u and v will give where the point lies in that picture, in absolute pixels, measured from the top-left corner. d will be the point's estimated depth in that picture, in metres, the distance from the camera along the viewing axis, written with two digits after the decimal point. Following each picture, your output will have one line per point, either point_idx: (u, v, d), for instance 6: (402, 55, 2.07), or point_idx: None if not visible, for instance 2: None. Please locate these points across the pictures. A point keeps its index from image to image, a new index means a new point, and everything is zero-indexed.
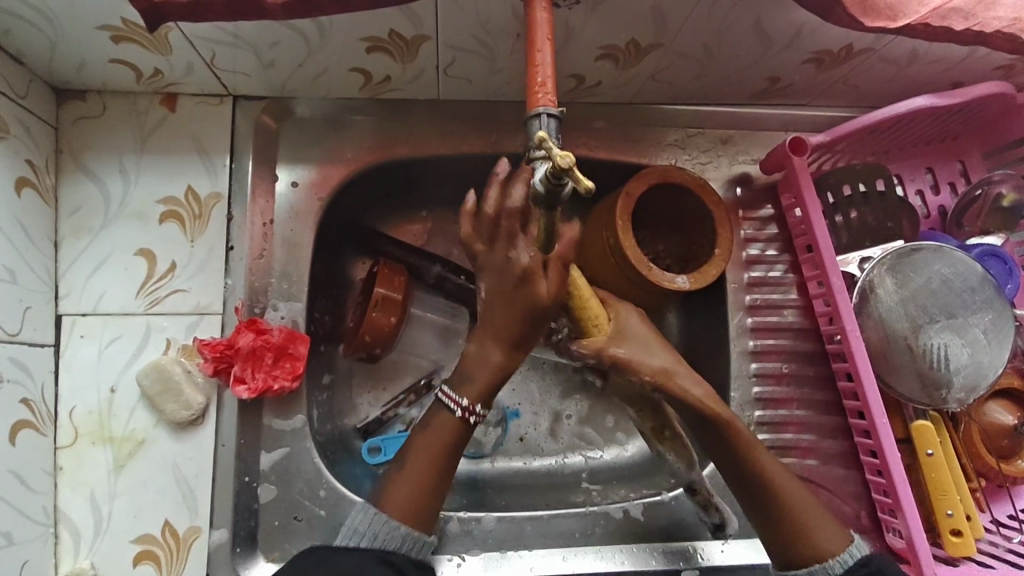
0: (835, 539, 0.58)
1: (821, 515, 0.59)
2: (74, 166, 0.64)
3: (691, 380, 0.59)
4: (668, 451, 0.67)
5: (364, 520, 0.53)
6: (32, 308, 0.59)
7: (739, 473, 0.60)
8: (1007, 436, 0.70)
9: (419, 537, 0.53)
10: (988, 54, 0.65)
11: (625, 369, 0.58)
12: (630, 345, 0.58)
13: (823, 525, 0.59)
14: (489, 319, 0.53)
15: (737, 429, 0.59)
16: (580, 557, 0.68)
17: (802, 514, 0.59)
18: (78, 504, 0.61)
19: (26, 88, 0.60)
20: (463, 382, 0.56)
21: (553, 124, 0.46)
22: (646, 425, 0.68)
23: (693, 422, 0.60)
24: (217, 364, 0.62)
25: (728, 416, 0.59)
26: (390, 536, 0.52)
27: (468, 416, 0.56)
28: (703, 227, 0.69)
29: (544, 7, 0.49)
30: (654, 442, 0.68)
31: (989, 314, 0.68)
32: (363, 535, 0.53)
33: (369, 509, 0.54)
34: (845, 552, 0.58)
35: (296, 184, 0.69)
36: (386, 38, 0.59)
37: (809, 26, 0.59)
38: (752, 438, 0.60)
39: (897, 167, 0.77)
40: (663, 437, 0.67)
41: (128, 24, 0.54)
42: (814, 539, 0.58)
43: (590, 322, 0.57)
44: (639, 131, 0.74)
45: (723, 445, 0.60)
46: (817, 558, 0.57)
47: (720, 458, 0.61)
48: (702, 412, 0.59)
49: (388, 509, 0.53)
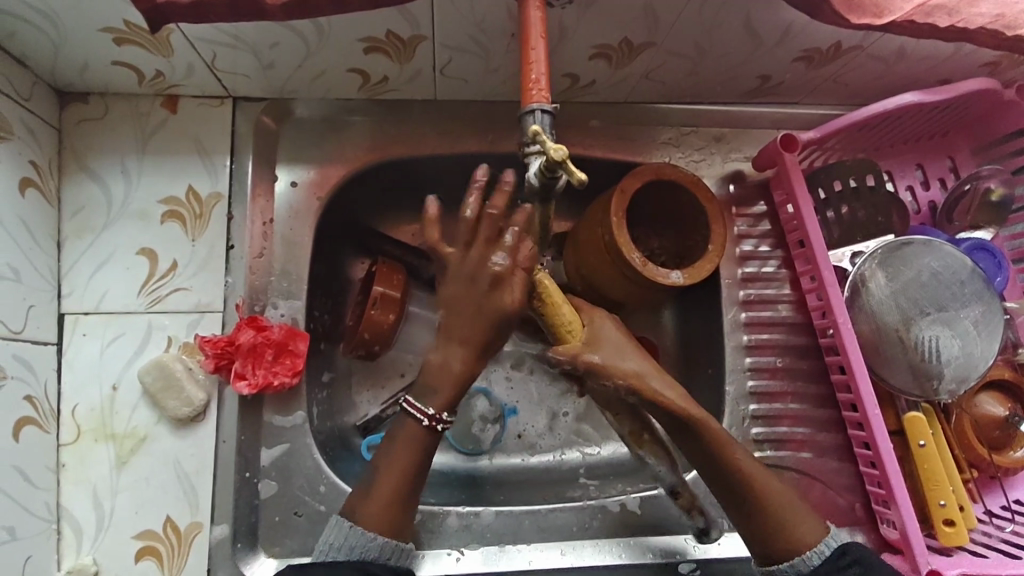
0: (816, 532, 0.60)
1: (802, 512, 0.61)
2: (76, 167, 0.65)
3: (663, 382, 0.59)
4: (649, 455, 0.66)
5: (340, 536, 0.55)
6: (36, 306, 0.60)
7: (719, 478, 0.61)
8: (999, 427, 0.71)
9: (395, 546, 0.57)
10: (974, 51, 0.67)
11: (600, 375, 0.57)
12: (605, 350, 0.58)
13: (799, 517, 0.60)
14: (451, 326, 0.56)
15: (714, 432, 0.60)
16: (578, 551, 0.69)
17: (784, 509, 0.60)
18: (80, 502, 0.61)
19: (30, 90, 0.61)
20: (428, 393, 0.58)
21: (547, 120, 0.47)
22: (624, 430, 0.66)
23: (674, 426, 0.60)
24: (218, 360, 0.63)
25: (703, 418, 0.60)
26: (369, 548, 0.55)
27: (434, 425, 0.58)
28: (696, 223, 0.70)
29: (538, 6, 0.50)
30: (633, 447, 0.66)
31: (979, 306, 0.69)
32: (341, 548, 0.55)
33: (343, 524, 0.56)
34: (823, 543, 0.59)
35: (295, 184, 0.70)
36: (384, 39, 0.60)
37: (797, 24, 0.60)
38: (734, 444, 0.61)
39: (887, 164, 0.79)
40: (643, 441, 0.66)
41: (130, 26, 0.55)
42: (795, 533, 0.59)
43: (563, 327, 0.57)
44: (633, 130, 0.76)
45: (699, 446, 0.60)
46: (800, 551, 0.59)
47: (698, 461, 0.61)
48: (682, 415, 0.59)
49: (364, 521, 0.56)
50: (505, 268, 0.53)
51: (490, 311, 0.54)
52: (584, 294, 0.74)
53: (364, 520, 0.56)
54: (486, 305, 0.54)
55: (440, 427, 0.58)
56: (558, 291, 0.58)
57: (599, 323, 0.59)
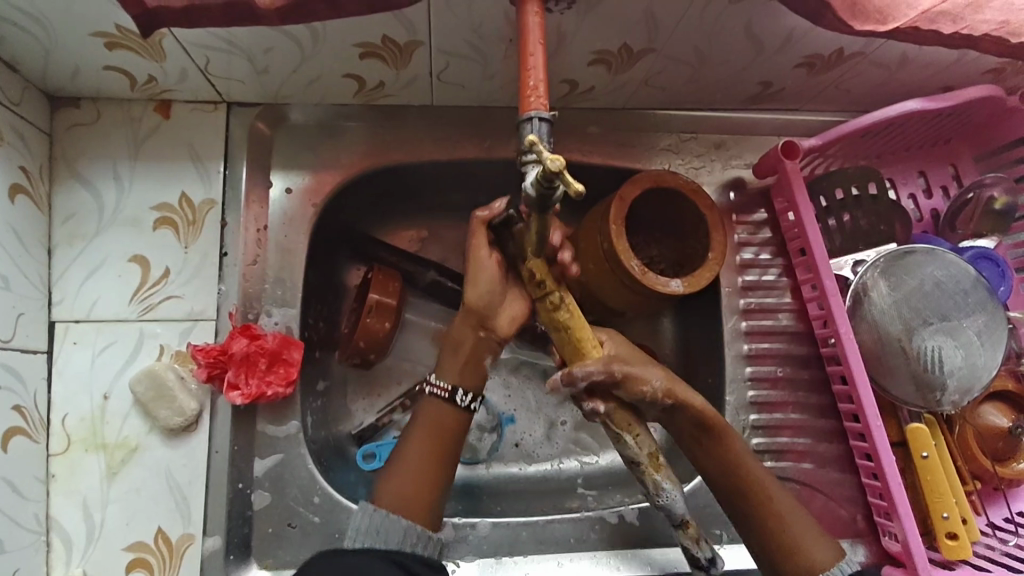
0: (825, 550, 0.58)
1: (810, 528, 0.59)
2: (67, 172, 0.64)
3: (690, 392, 0.61)
4: (665, 480, 0.58)
5: (364, 519, 0.55)
6: (25, 314, 0.59)
7: (729, 487, 0.61)
8: (1003, 439, 0.70)
9: (422, 533, 0.56)
10: (977, 57, 0.66)
11: (631, 384, 0.58)
12: (634, 363, 0.59)
13: (811, 538, 0.59)
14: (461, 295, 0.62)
15: (728, 437, 0.61)
16: (576, 563, 0.68)
17: (791, 527, 0.59)
18: (70, 512, 0.60)
19: (20, 95, 0.60)
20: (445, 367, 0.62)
21: (545, 128, 0.46)
22: (641, 453, 0.58)
23: (690, 430, 0.62)
24: (210, 370, 0.62)
25: (722, 425, 0.61)
26: (391, 532, 0.55)
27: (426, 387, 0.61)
28: (696, 231, 0.69)
29: (536, 12, 0.50)
30: (649, 471, 0.58)
31: (983, 316, 0.68)
32: (366, 534, 0.54)
33: (368, 505, 0.55)
34: (838, 567, 0.57)
35: (290, 190, 0.69)
36: (379, 44, 0.59)
37: (800, 30, 0.60)
38: (745, 454, 0.62)
39: (890, 171, 0.78)
40: (660, 465, 0.59)
41: (122, 30, 0.54)
42: (807, 553, 0.58)
43: (587, 342, 0.58)
44: (632, 136, 0.75)
45: (714, 453, 0.62)
46: (807, 569, 0.57)
47: (707, 468, 0.62)
48: (702, 416, 0.61)
49: (386, 504, 0.56)
50: (479, 238, 0.59)
51: (480, 283, 0.60)
52: (583, 303, 0.73)
53: (388, 504, 0.56)
54: (474, 278, 0.59)
55: (429, 390, 0.61)
56: (581, 314, 0.58)
57: (614, 340, 0.61)
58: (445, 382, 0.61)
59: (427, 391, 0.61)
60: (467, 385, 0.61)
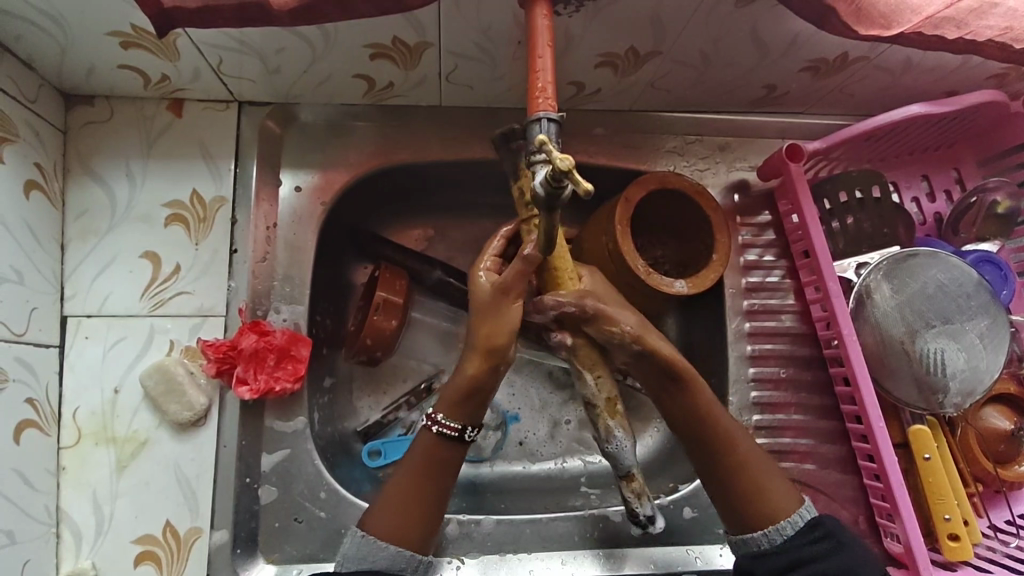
0: (789, 501, 0.59)
1: (776, 479, 0.60)
2: (81, 170, 0.65)
3: (659, 338, 0.60)
4: (619, 427, 0.61)
5: (353, 547, 0.55)
6: (38, 309, 0.60)
7: (694, 437, 0.61)
8: (1003, 441, 0.70)
9: (411, 559, 0.56)
10: (981, 63, 0.66)
11: (603, 321, 0.58)
12: (611, 303, 0.59)
13: (776, 488, 0.60)
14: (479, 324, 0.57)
15: (699, 389, 0.60)
16: (579, 561, 0.68)
17: (758, 476, 0.60)
18: (79, 504, 0.61)
19: (37, 93, 0.61)
20: (462, 403, 0.58)
21: (553, 128, 0.47)
22: (599, 396, 0.61)
23: (658, 381, 0.61)
24: (219, 365, 0.63)
25: (688, 370, 0.60)
26: (379, 558, 0.55)
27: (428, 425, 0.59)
28: (701, 233, 0.70)
29: (544, 14, 0.50)
30: (604, 417, 0.61)
31: (985, 319, 0.69)
32: (353, 561, 0.55)
33: (356, 531, 0.56)
34: (798, 514, 0.58)
35: (299, 188, 0.70)
36: (389, 45, 0.60)
37: (804, 35, 0.60)
38: (711, 400, 0.61)
39: (894, 174, 0.78)
40: (616, 411, 0.61)
41: (137, 30, 0.55)
42: (772, 500, 0.59)
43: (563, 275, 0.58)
44: (639, 138, 0.75)
45: (680, 401, 0.61)
46: (772, 518, 0.58)
47: (676, 414, 0.61)
48: (674, 368, 0.60)
49: (374, 532, 0.55)
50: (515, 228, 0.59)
51: (508, 324, 0.56)
52: None
53: (375, 529, 0.55)
54: (505, 315, 0.56)
55: (435, 427, 0.58)
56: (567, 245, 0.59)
57: (592, 278, 0.60)
58: (456, 421, 0.58)
59: (434, 430, 0.58)
60: (474, 421, 0.59)
